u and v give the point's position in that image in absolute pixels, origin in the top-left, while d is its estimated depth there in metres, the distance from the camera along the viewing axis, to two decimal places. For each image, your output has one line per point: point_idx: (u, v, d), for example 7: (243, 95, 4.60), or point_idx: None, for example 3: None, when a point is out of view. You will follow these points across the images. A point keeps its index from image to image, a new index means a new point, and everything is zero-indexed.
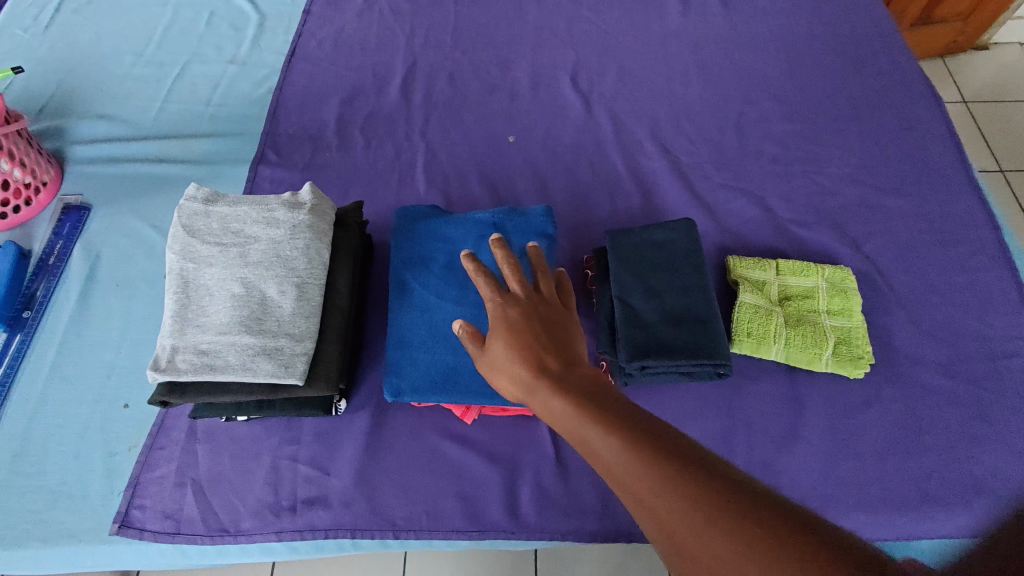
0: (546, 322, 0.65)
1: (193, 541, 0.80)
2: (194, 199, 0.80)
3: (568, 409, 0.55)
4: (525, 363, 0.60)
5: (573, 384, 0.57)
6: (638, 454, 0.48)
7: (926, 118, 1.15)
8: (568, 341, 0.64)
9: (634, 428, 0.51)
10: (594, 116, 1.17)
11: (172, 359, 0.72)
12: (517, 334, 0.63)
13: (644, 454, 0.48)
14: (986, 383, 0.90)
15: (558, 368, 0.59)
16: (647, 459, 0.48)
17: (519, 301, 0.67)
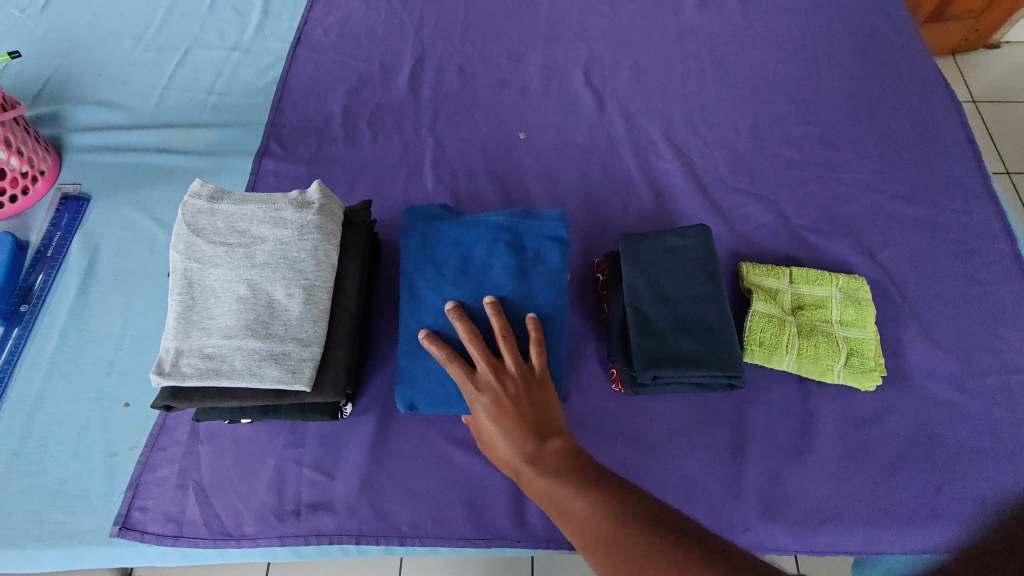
0: (525, 397, 0.67)
1: (195, 544, 0.79)
2: (198, 196, 0.78)
3: (560, 498, 0.58)
4: (513, 450, 0.64)
5: (552, 462, 0.61)
6: (628, 547, 0.51)
7: (944, 125, 1.13)
8: (549, 416, 0.66)
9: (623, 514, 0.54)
10: (607, 114, 1.15)
11: (177, 363, 0.70)
12: (499, 420, 0.66)
13: (630, 547, 0.51)
14: (998, 398, 0.89)
15: (543, 452, 0.62)
16: (636, 554, 0.50)
17: (489, 383, 0.69)
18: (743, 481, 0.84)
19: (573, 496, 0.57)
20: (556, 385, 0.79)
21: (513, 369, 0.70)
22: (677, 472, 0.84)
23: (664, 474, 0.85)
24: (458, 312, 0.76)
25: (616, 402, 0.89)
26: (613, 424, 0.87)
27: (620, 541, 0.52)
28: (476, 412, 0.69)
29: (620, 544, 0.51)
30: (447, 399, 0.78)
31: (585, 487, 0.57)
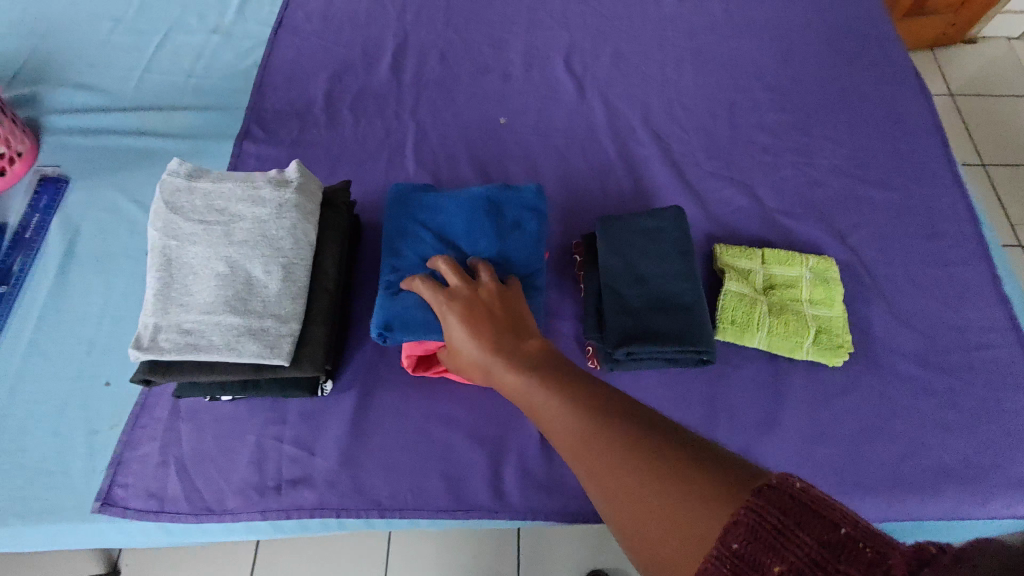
0: (498, 308, 0.69)
1: (177, 519, 0.80)
2: (177, 174, 0.79)
3: (533, 392, 0.60)
4: (484, 349, 0.65)
5: (526, 361, 0.63)
6: (596, 429, 0.53)
7: (914, 113, 1.16)
8: (523, 324, 0.68)
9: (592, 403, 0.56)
10: (587, 100, 1.16)
11: (156, 338, 0.71)
12: (471, 324, 0.67)
13: (598, 429, 0.53)
14: (961, 373, 0.93)
15: (518, 352, 0.64)
16: (602, 432, 0.53)
17: (464, 294, 0.71)
18: None
19: (545, 390, 0.59)
20: None
21: (488, 285, 0.72)
22: None
23: None
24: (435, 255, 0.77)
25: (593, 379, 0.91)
26: None
27: (588, 431, 0.54)
28: (447, 320, 0.70)
29: (588, 427, 0.54)
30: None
31: (557, 382, 0.59)
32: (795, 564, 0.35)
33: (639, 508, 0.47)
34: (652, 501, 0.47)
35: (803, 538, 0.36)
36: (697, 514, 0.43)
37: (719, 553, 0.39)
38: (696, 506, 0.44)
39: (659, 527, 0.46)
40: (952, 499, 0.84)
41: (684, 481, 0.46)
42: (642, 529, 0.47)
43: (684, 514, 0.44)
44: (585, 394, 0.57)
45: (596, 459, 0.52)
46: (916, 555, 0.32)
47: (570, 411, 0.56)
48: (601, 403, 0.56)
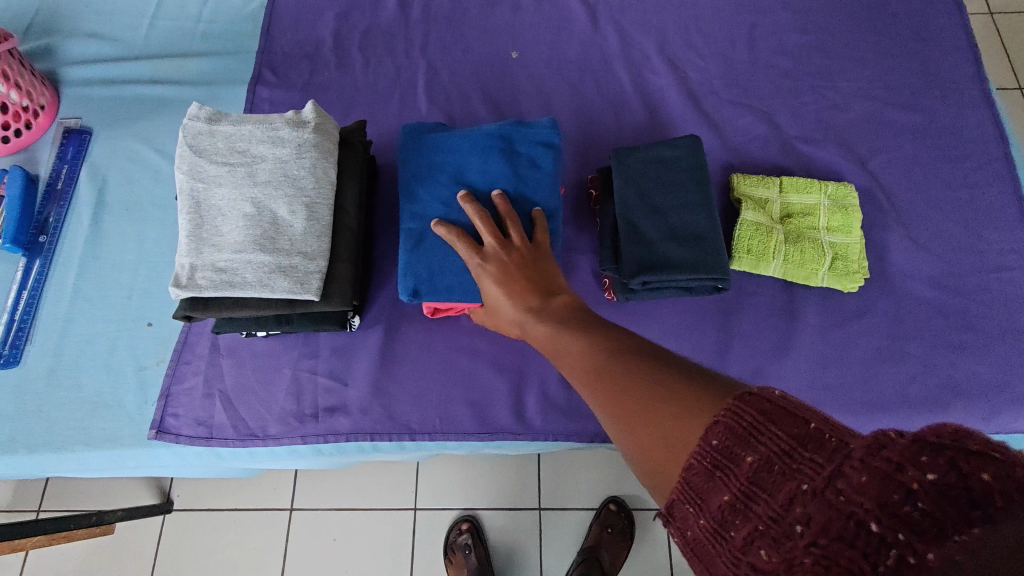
0: (530, 268, 0.72)
1: (226, 444, 0.87)
2: (197, 118, 0.80)
3: (557, 338, 0.62)
4: (519, 309, 0.69)
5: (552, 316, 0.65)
6: (607, 363, 0.54)
7: (945, 29, 1.11)
8: (554, 282, 0.72)
9: (606, 344, 0.56)
10: (600, 28, 1.12)
11: (192, 276, 0.74)
12: (505, 283, 0.71)
13: (607, 365, 0.54)
14: (976, 295, 0.93)
15: (547, 308, 0.67)
16: (613, 366, 0.53)
17: (500, 256, 0.73)
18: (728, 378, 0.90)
19: (569, 336, 0.61)
20: None
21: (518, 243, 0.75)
22: None
23: None
24: (468, 200, 0.78)
25: (609, 310, 0.94)
26: None
27: (599, 365, 0.55)
28: (485, 281, 0.73)
29: (599, 362, 0.55)
30: (452, 293, 0.82)
31: (579, 330, 0.61)
32: (766, 454, 0.36)
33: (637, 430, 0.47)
34: (647, 421, 0.46)
35: (773, 430, 0.36)
36: (684, 425, 0.43)
37: (700, 451, 0.40)
38: (686, 417, 0.43)
39: (650, 441, 0.45)
40: (959, 415, 0.87)
41: (679, 398, 0.45)
42: (638, 447, 0.47)
43: (673, 425, 0.44)
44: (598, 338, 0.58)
45: (602, 387, 0.53)
46: (873, 439, 0.32)
47: (586, 351, 0.57)
48: (617, 344, 0.56)
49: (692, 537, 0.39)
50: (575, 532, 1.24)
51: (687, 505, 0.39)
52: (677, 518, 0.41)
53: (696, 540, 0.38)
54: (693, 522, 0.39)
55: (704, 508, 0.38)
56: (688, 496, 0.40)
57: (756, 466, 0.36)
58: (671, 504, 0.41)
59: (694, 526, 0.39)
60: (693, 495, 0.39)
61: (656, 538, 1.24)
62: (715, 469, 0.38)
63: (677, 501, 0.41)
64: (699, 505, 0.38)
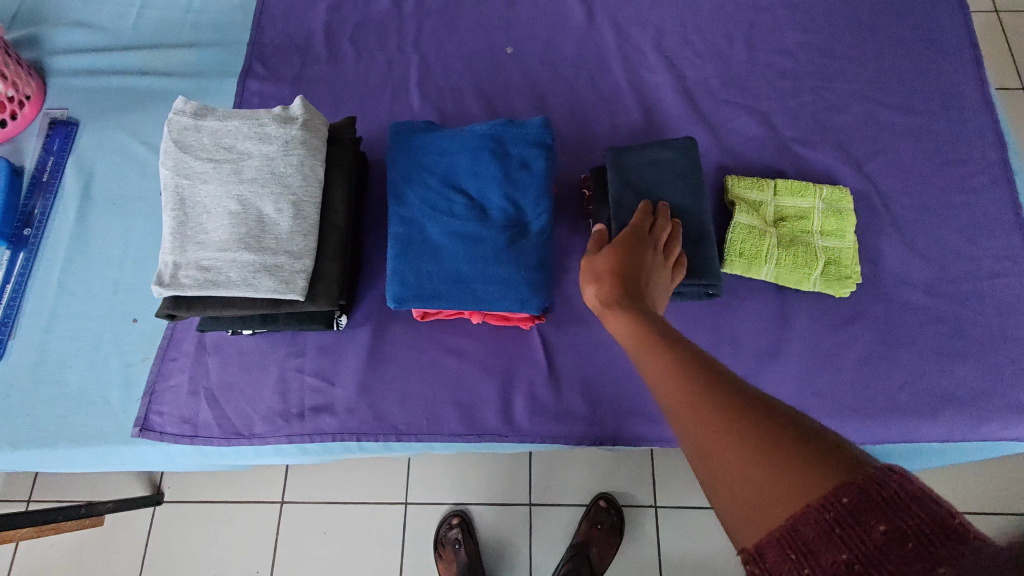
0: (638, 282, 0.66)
1: (211, 443, 0.86)
2: (182, 112, 0.79)
3: (646, 347, 0.57)
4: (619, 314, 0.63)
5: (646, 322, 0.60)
6: (710, 390, 0.50)
7: (945, 30, 1.09)
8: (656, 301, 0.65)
9: (704, 368, 0.52)
10: (597, 25, 1.11)
11: (176, 275, 0.73)
12: (615, 295, 0.65)
13: (712, 392, 0.50)
14: (969, 302, 0.93)
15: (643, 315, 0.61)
16: (717, 395, 0.49)
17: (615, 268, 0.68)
18: None
19: (660, 348, 0.56)
20: (545, 291, 0.82)
21: (636, 259, 0.69)
22: None
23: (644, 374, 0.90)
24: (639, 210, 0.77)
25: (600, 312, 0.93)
26: (597, 331, 0.91)
27: (702, 388, 0.50)
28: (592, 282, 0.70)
29: (702, 387, 0.50)
30: (438, 296, 0.81)
31: (672, 346, 0.56)
32: (899, 527, 0.36)
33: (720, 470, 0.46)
34: (738, 460, 0.45)
35: (911, 507, 0.37)
36: (793, 473, 0.42)
37: (825, 508, 0.39)
38: (801, 469, 0.42)
39: (737, 481, 0.44)
40: (949, 422, 0.87)
41: (774, 446, 0.44)
42: (718, 483, 0.46)
43: (776, 470, 0.42)
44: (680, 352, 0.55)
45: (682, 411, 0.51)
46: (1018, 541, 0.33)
47: (684, 369, 0.53)
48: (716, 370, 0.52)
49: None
50: (565, 531, 1.24)
51: (791, 552, 0.39)
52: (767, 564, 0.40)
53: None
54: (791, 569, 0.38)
55: (812, 560, 0.38)
56: (790, 544, 0.39)
57: (886, 536, 0.36)
58: (761, 546, 0.40)
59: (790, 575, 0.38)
60: (802, 545, 0.39)
61: (645, 536, 1.24)
62: (838, 527, 0.38)
63: (771, 545, 0.40)
64: (805, 555, 0.38)
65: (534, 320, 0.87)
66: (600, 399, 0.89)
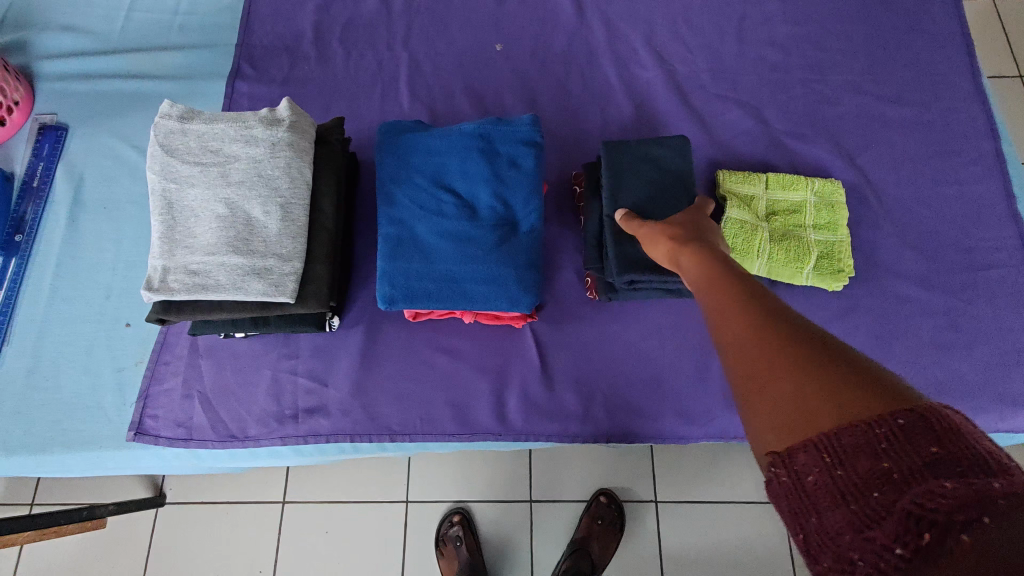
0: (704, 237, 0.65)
1: (205, 446, 0.87)
2: (169, 116, 0.78)
3: (707, 279, 0.56)
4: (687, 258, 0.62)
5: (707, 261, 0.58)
6: (765, 311, 0.48)
7: (937, 20, 1.09)
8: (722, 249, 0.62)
9: (759, 295, 0.50)
10: (587, 19, 1.10)
11: (165, 279, 0.73)
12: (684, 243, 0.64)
13: (767, 313, 0.48)
14: (963, 294, 0.93)
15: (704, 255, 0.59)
16: (771, 316, 0.47)
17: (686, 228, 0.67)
18: (710, 377, 0.89)
19: (718, 278, 0.55)
20: (535, 290, 0.82)
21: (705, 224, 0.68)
22: (648, 369, 0.90)
23: (637, 370, 0.90)
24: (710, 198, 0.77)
25: (592, 309, 0.92)
26: (589, 328, 0.91)
27: (757, 309, 0.48)
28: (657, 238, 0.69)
29: (755, 308, 0.48)
30: (429, 296, 0.81)
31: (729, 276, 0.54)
32: (952, 452, 0.34)
33: (762, 383, 0.43)
34: (785, 374, 0.42)
35: (971, 442, 0.34)
36: (847, 392, 0.39)
37: (872, 422, 0.37)
38: (852, 390, 0.39)
39: (777, 393, 0.42)
40: None
41: (828, 368, 0.41)
42: (754, 393, 0.44)
43: (826, 387, 0.40)
44: (737, 284, 0.53)
45: (730, 331, 0.48)
46: None
47: (739, 293, 0.51)
48: (771, 299, 0.49)
49: (810, 484, 0.37)
50: (564, 528, 1.24)
51: (823, 455, 0.37)
52: (794, 465, 0.38)
53: (813, 488, 0.37)
54: (821, 472, 0.37)
55: (846, 464, 0.36)
56: (825, 448, 0.37)
57: (935, 456, 0.34)
58: (792, 448, 0.39)
59: (819, 475, 0.37)
60: (838, 451, 0.37)
61: (645, 531, 1.24)
62: (885, 441, 0.36)
63: (802, 448, 0.38)
64: (840, 459, 0.36)
65: (526, 318, 0.87)
66: (594, 396, 0.89)
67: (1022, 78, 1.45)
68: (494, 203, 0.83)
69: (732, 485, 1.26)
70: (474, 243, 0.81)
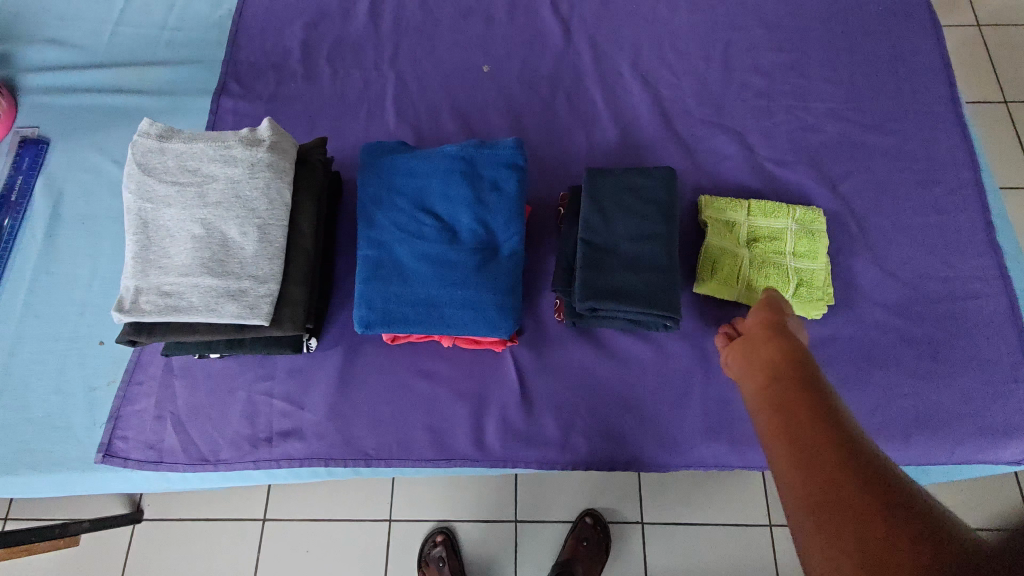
0: (768, 344, 0.69)
1: (176, 469, 0.85)
2: (148, 134, 0.78)
3: (771, 409, 0.61)
4: (754, 379, 0.67)
5: (771, 386, 0.63)
6: (827, 455, 0.53)
7: (919, 51, 1.10)
8: (787, 355, 0.66)
9: (823, 434, 0.55)
10: (574, 43, 1.11)
11: (136, 301, 0.72)
12: (750, 360, 0.70)
13: (827, 455, 0.53)
14: (942, 323, 0.93)
15: (769, 378, 0.65)
16: (830, 459, 0.52)
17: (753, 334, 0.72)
18: (690, 404, 0.89)
19: (781, 407, 0.60)
20: (513, 313, 0.81)
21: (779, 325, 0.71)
22: (628, 394, 0.89)
23: (617, 397, 0.89)
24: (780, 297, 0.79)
25: (574, 333, 0.92)
26: (570, 353, 0.91)
27: (818, 449, 0.54)
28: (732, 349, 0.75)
29: (815, 448, 0.54)
30: (405, 320, 0.80)
31: (790, 405, 0.60)
32: None
33: (844, 527, 0.47)
34: (853, 524, 0.47)
35: None
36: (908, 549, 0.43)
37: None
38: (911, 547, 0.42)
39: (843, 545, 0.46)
40: (921, 445, 0.87)
41: (887, 523, 0.45)
42: (820, 540, 0.48)
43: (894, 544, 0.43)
44: (799, 418, 0.58)
45: (796, 472, 0.53)
46: None
47: (801, 430, 0.56)
48: (833, 440, 0.54)
49: None
50: (544, 552, 1.22)
51: None
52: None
53: None
54: None
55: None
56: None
57: None
58: None
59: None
60: None
61: (626, 556, 1.22)
62: None
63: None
64: None
65: (505, 342, 0.86)
66: (574, 422, 0.88)
67: (1007, 105, 1.47)
68: (475, 226, 0.83)
69: (716, 509, 1.24)
70: (451, 267, 0.81)
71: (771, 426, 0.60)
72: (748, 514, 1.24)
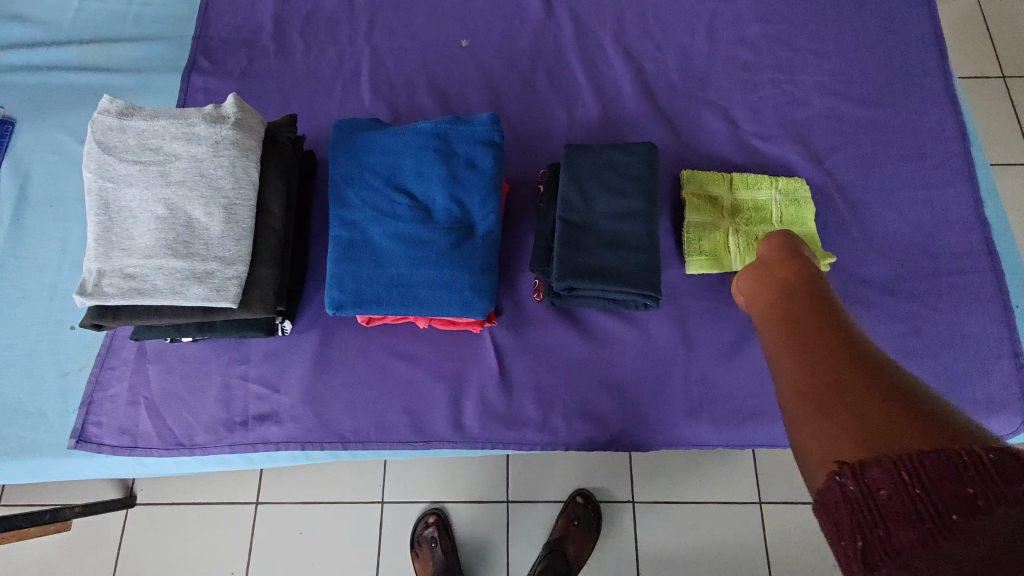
0: (791, 271, 0.69)
1: (150, 453, 0.84)
2: (107, 112, 0.75)
3: (791, 318, 0.61)
4: (774, 295, 0.67)
5: (792, 301, 0.63)
6: (848, 355, 0.53)
7: (910, 21, 1.07)
8: (810, 282, 0.66)
9: (846, 341, 0.55)
10: (555, 15, 1.07)
11: (99, 283, 0.71)
12: (768, 281, 0.70)
13: (850, 356, 0.53)
14: (927, 300, 0.91)
15: (793, 294, 0.65)
16: (853, 359, 0.52)
17: (772, 262, 0.72)
18: (671, 384, 0.88)
19: (802, 317, 0.60)
20: (488, 294, 0.80)
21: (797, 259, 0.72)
22: (608, 374, 0.88)
23: (597, 377, 0.88)
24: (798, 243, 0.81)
25: (553, 314, 0.90)
26: (549, 333, 0.89)
27: (840, 351, 0.54)
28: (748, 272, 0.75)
29: (837, 351, 0.54)
30: (378, 303, 0.78)
31: (811, 317, 0.59)
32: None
33: (842, 402, 0.49)
34: (870, 408, 0.47)
35: None
36: (927, 431, 0.43)
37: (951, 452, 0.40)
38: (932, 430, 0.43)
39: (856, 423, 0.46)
40: None
41: (908, 410, 0.45)
42: (828, 420, 0.48)
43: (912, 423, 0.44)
44: (821, 326, 0.58)
45: (814, 366, 0.53)
46: None
47: (823, 336, 0.56)
48: (856, 345, 0.54)
49: (883, 496, 0.40)
50: (529, 533, 1.22)
51: (900, 470, 0.40)
52: (866, 479, 0.41)
53: (885, 501, 0.40)
54: (895, 487, 0.40)
55: (923, 482, 0.39)
56: (902, 465, 0.40)
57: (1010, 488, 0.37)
58: (866, 462, 0.42)
59: (892, 491, 0.40)
60: (913, 466, 0.40)
61: (610, 536, 1.22)
62: (967, 468, 0.38)
63: (876, 465, 0.42)
64: (917, 478, 0.39)
65: (482, 324, 0.85)
66: (553, 403, 0.87)
67: (1003, 79, 1.44)
68: (449, 205, 0.81)
69: (700, 488, 1.24)
70: (425, 247, 0.79)
71: (787, 334, 0.59)
72: (732, 493, 1.24)
